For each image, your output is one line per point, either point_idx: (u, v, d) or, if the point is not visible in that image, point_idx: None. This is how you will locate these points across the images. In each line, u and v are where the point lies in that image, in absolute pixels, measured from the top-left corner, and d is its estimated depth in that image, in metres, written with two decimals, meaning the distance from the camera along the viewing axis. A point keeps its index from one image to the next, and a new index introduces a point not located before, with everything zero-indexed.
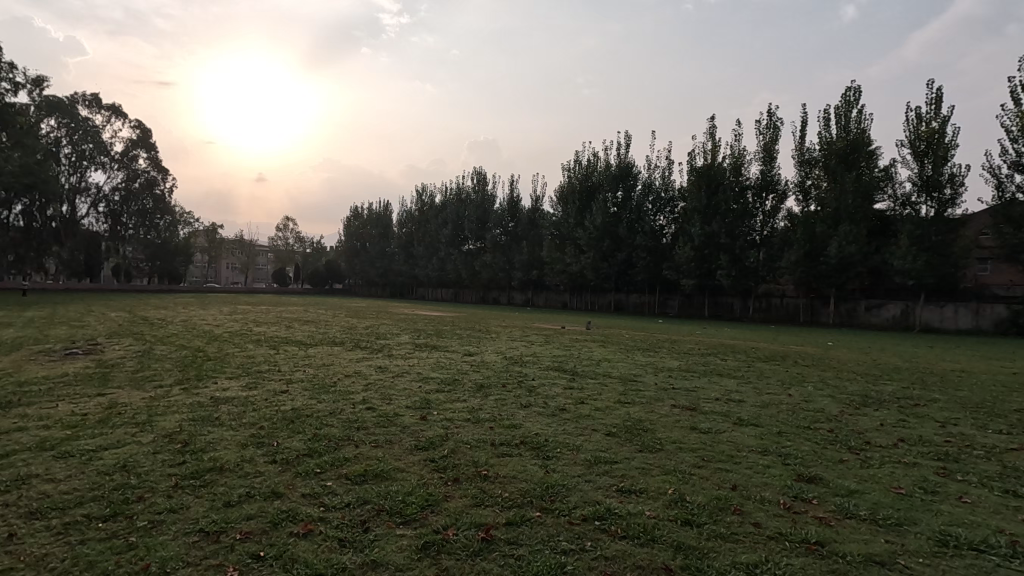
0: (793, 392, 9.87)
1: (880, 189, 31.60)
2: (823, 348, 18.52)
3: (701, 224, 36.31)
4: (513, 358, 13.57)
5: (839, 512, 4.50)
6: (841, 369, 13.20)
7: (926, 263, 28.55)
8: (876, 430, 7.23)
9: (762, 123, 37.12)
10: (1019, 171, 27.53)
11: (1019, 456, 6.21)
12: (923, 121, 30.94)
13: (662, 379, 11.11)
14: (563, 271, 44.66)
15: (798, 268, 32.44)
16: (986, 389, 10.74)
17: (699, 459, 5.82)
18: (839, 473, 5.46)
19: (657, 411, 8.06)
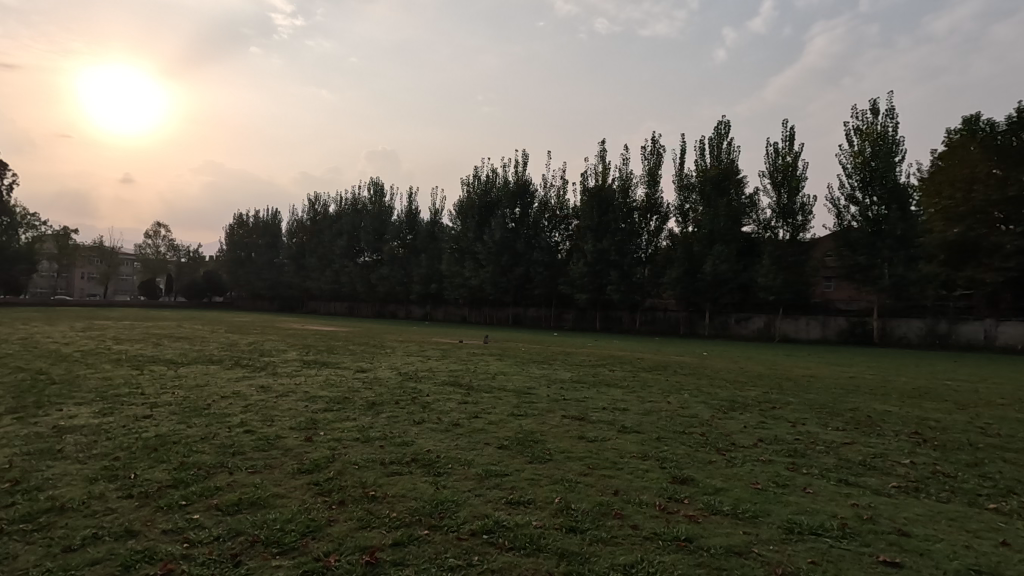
0: (671, 400, 10.65)
1: (746, 214, 35.32)
2: (700, 358, 20.15)
3: (593, 241, 38.25)
4: (408, 373, 13.32)
5: (707, 509, 4.91)
6: (713, 377, 14.45)
7: (783, 280, 32.24)
8: (740, 432, 8.00)
9: (647, 149, 40.10)
10: (853, 203, 32.11)
11: (851, 449, 7.17)
12: (780, 155, 35.15)
13: (554, 391, 11.44)
14: (463, 285, 44.72)
15: (679, 284, 35.09)
16: (829, 392, 12.28)
17: (585, 467, 6.07)
18: (708, 474, 5.94)
19: (549, 423, 8.31)
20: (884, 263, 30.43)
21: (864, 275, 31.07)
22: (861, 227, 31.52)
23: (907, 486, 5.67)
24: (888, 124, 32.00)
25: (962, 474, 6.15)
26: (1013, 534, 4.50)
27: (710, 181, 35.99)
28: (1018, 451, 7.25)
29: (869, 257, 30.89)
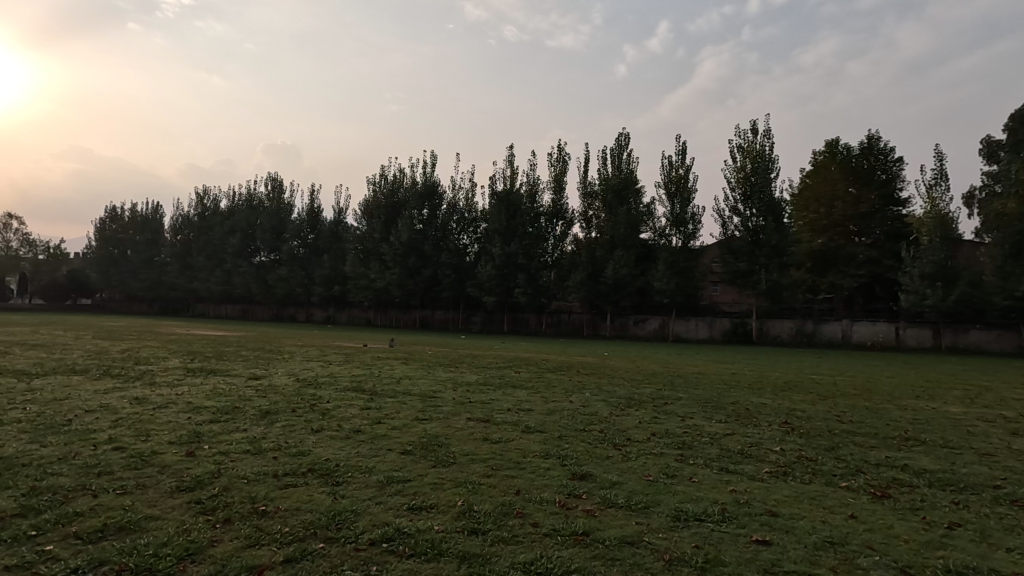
0: (574, 399, 11.02)
1: (644, 222, 37.49)
2: (602, 358, 20.99)
3: (501, 244, 38.75)
4: (307, 379, 12.63)
5: (603, 503, 5.12)
6: (613, 376, 15.12)
7: (676, 284, 34.56)
8: (635, 427, 8.45)
9: (553, 156, 41.33)
10: (736, 214, 35.15)
11: (732, 439, 7.81)
12: (674, 167, 37.71)
13: (461, 393, 11.41)
14: (368, 287, 43.37)
15: (583, 287, 36.41)
16: (715, 387, 13.31)
17: (489, 469, 6.11)
18: (606, 469, 6.21)
19: (453, 426, 8.27)
20: (761, 269, 33.56)
21: (745, 280, 34.08)
22: (742, 236, 34.55)
23: (777, 471, 6.28)
24: (765, 143, 35.41)
25: (821, 457, 6.93)
26: (860, 508, 5.13)
27: (612, 189, 37.82)
28: (866, 434, 8.32)
29: (749, 264, 33.93)
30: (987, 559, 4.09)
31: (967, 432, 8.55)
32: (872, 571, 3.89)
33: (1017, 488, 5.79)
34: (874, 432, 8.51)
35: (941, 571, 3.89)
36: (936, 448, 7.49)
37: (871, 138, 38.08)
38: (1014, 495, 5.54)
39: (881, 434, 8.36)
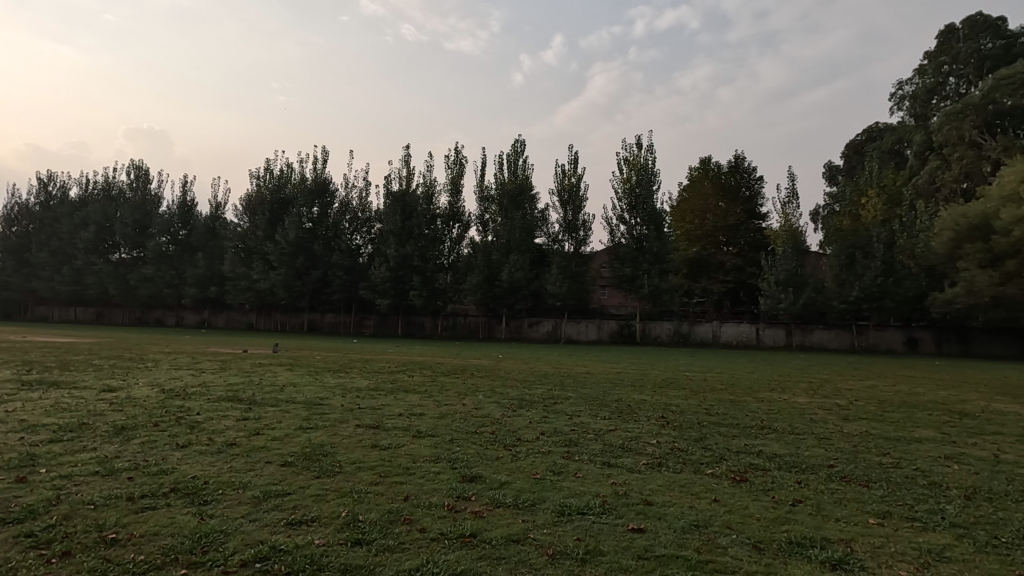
0: (466, 402, 11.03)
1: (538, 227, 38.64)
2: (496, 360, 21.24)
3: (396, 246, 37.98)
4: (172, 390, 11.40)
5: (491, 503, 5.18)
6: (505, 378, 15.34)
7: (567, 288, 35.94)
8: (525, 427, 8.67)
9: (451, 159, 41.24)
10: (622, 222, 37.34)
11: (615, 434, 8.27)
12: (566, 175, 39.29)
13: (349, 400, 10.96)
14: (249, 288, 40.34)
15: (478, 290, 36.61)
16: (600, 386, 14.00)
17: (376, 476, 5.93)
18: (494, 469, 6.29)
19: (340, 433, 7.93)
20: (644, 275, 35.91)
21: (630, 284, 36.27)
22: (628, 243, 36.78)
23: (653, 462, 6.76)
24: (648, 157, 38.03)
25: (691, 447, 7.56)
26: (722, 493, 5.65)
27: (508, 195, 38.59)
28: (729, 425, 9.20)
29: (634, 269, 36.16)
30: (820, 529, 4.70)
31: (809, 420, 9.78)
32: (729, 548, 4.31)
33: (845, 465, 6.73)
34: (736, 422, 9.44)
35: (784, 542, 4.41)
36: (784, 435, 8.49)
37: (737, 158, 42.38)
38: (843, 472, 6.42)
39: (742, 424, 9.29)
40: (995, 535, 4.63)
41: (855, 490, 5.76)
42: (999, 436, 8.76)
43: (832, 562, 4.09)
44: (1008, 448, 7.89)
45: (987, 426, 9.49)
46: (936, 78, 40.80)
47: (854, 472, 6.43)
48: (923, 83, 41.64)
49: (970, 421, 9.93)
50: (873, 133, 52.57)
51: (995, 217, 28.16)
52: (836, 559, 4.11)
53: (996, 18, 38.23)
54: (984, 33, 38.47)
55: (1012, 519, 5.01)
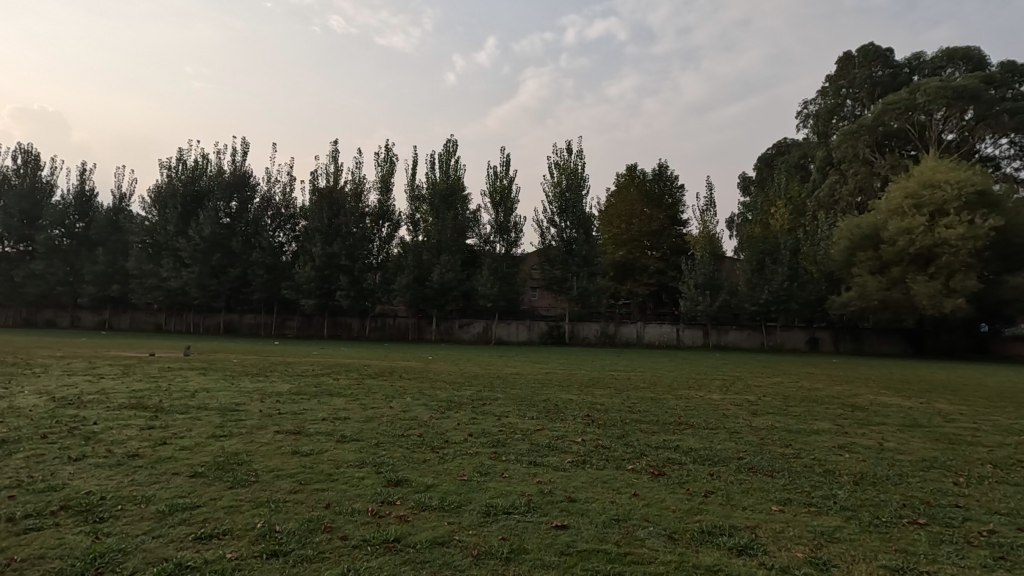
0: (394, 405, 10.83)
1: (470, 228, 38.61)
2: (425, 362, 20.98)
3: (322, 244, 36.65)
4: (64, 398, 10.35)
5: (416, 507, 5.12)
6: (435, 380, 15.19)
7: (498, 289, 36.12)
8: (454, 429, 8.64)
9: (381, 156, 40.32)
10: (552, 225, 38.03)
11: (542, 434, 8.40)
12: (498, 177, 39.52)
13: (269, 405, 10.43)
14: (158, 287, 37.46)
15: (408, 291, 36.00)
16: (529, 386, 14.17)
17: (296, 484, 5.70)
18: (421, 472, 6.22)
19: (257, 440, 7.53)
20: (573, 277, 36.72)
21: (559, 286, 37.01)
22: (558, 246, 37.51)
23: (577, 460, 6.93)
24: (578, 163, 38.98)
25: (614, 444, 7.83)
26: (641, 487, 5.90)
27: (440, 195, 38.29)
28: (649, 422, 9.63)
29: (563, 272, 36.92)
30: (728, 517, 5.02)
31: (723, 415, 10.41)
32: (646, 539, 4.50)
33: (753, 457, 7.22)
34: (657, 419, 9.90)
35: (696, 531, 4.66)
36: (700, 429, 8.99)
37: (661, 166, 44.42)
38: (750, 463, 6.88)
39: (662, 421, 9.74)
40: (878, 515, 5.14)
41: (761, 480, 6.19)
42: (884, 425, 9.74)
43: (738, 548, 4.38)
44: (890, 436, 8.77)
45: (873, 417, 10.52)
46: (835, 99, 44.69)
47: (760, 463, 6.91)
48: (824, 103, 45.48)
49: (860, 413, 10.96)
50: (782, 148, 56.75)
51: (883, 228, 31.25)
52: (742, 544, 4.40)
53: (885, 49, 42.48)
54: (875, 62, 42.63)
55: (892, 500, 5.58)
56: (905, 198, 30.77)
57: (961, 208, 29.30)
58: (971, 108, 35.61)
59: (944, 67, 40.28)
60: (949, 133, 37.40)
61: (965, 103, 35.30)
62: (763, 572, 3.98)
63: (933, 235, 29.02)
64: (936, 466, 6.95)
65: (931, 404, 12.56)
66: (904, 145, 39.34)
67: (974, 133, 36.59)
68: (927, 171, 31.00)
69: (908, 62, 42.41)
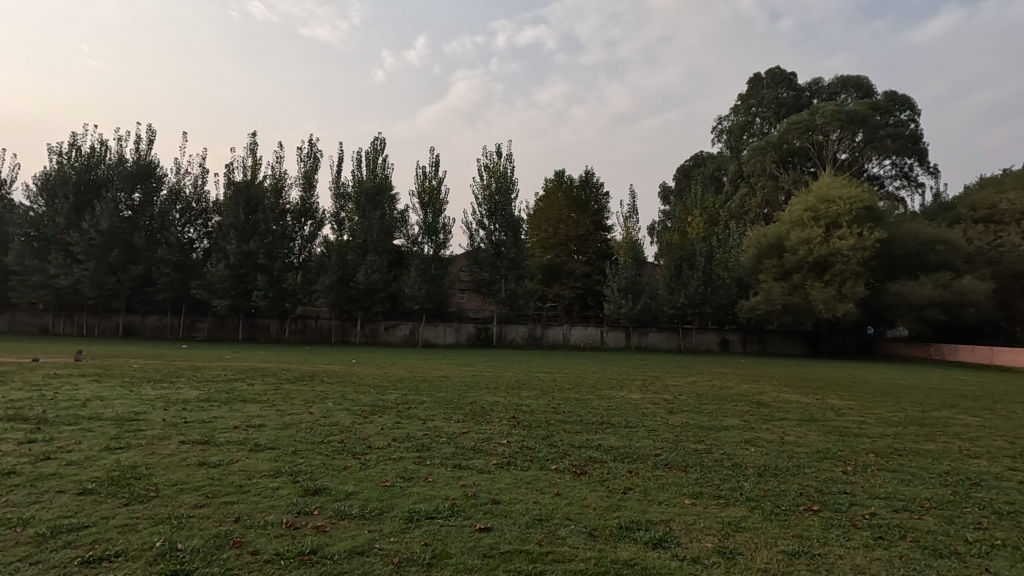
0: (313, 410, 10.39)
1: (397, 228, 37.88)
2: (348, 365, 20.34)
3: (237, 242, 34.59)
4: None
5: (335, 516, 4.93)
6: (358, 384, 14.71)
7: (426, 291, 35.64)
8: (377, 434, 8.41)
9: (303, 151, 38.67)
10: (481, 227, 38.08)
11: (467, 437, 8.37)
12: (427, 178, 39.05)
13: (174, 414, 9.68)
14: (44, 285, 33.80)
15: (331, 292, 34.73)
16: (456, 389, 14.07)
17: (202, 497, 5.33)
18: (341, 480, 6.00)
19: (159, 452, 6.97)
20: (502, 280, 36.94)
21: (488, 289, 37.11)
22: (486, 249, 37.58)
23: (502, 461, 6.96)
24: (508, 166, 39.26)
25: (538, 445, 7.95)
26: (563, 486, 6.01)
27: (366, 193, 37.26)
28: (573, 422, 9.86)
29: (492, 274, 37.03)
30: (645, 512, 5.23)
31: (642, 413, 10.84)
32: (567, 538, 4.59)
33: (669, 453, 7.57)
34: (580, 419, 10.15)
35: (615, 527, 4.81)
36: (621, 428, 9.32)
37: (587, 173, 45.78)
38: (667, 460, 7.20)
39: (585, 421, 10.01)
40: (778, 503, 5.54)
41: (676, 475, 6.49)
42: (785, 420, 10.53)
43: (653, 541, 4.56)
44: (790, 430, 9.50)
45: (776, 413, 11.35)
46: (746, 117, 47.90)
47: (675, 459, 7.26)
48: (736, 120, 48.61)
49: (765, 409, 11.79)
50: (698, 160, 60.10)
51: (786, 238, 33.85)
52: (657, 538, 4.59)
53: (789, 73, 46.07)
54: (781, 84, 46.13)
55: (791, 489, 6.04)
56: (805, 211, 33.53)
57: (851, 221, 32.32)
58: (861, 131, 39.37)
59: (839, 92, 44.28)
60: (842, 153, 41.14)
61: (856, 126, 38.97)
62: (675, 563, 4.17)
63: (828, 246, 31.82)
64: (829, 457, 7.60)
65: (825, 399, 13.73)
66: (804, 162, 42.82)
67: (863, 154, 40.48)
68: (824, 187, 33.92)
69: (809, 87, 46.22)
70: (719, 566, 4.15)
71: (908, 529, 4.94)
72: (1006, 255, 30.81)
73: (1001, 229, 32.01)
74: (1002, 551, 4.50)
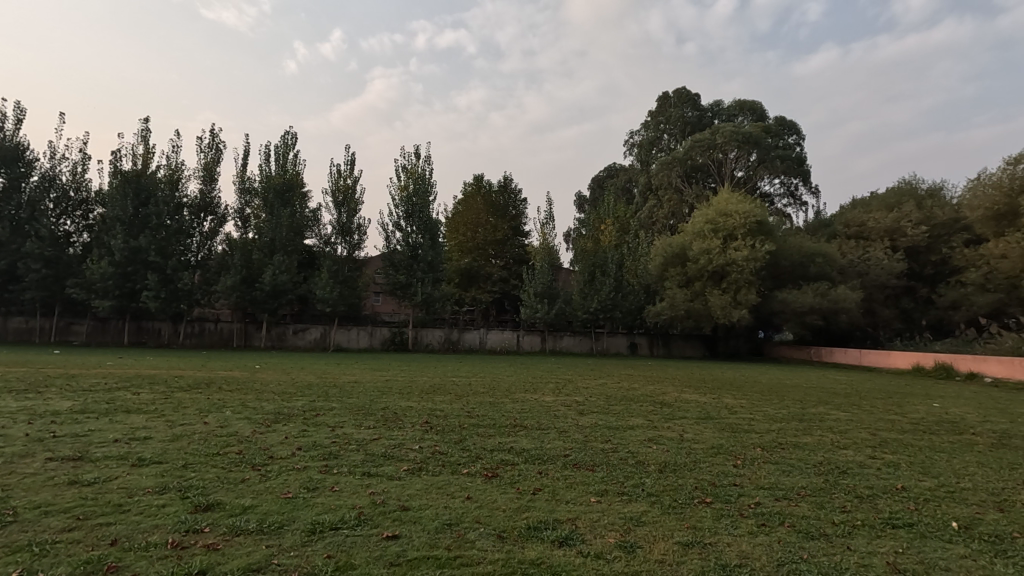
0: (209, 420, 9.66)
1: (308, 227, 36.33)
2: (250, 371, 19.08)
3: (124, 237, 31.49)
4: None
5: (229, 533, 4.61)
6: (261, 390, 13.90)
7: (339, 294, 34.29)
8: (280, 443, 7.97)
9: (204, 141, 36.02)
10: (398, 229, 37.36)
11: (377, 443, 8.15)
12: (341, 176, 37.73)
13: (42, 427, 8.63)
14: None
15: (233, 293, 32.55)
16: (366, 394, 13.68)
17: (73, 520, 4.79)
18: (237, 494, 5.63)
19: (20, 471, 6.18)
20: (418, 283, 36.33)
21: (403, 292, 36.37)
22: (402, 251, 36.87)
23: (413, 467, 6.86)
24: (426, 168, 38.80)
25: (450, 449, 7.92)
26: (474, 490, 6.02)
27: (274, 189, 35.29)
28: (486, 425, 9.90)
29: (408, 277, 36.36)
30: (553, 512, 5.35)
31: (554, 416, 11.12)
32: (476, 541, 4.61)
33: (578, 453, 7.82)
34: (493, 422, 10.21)
35: (524, 528, 4.89)
36: (532, 430, 9.51)
37: (506, 179, 46.40)
38: (576, 460, 7.42)
39: (498, 424, 10.10)
40: (675, 498, 5.88)
41: (583, 474, 6.72)
42: (685, 418, 11.24)
43: (559, 540, 4.68)
44: (688, 428, 10.12)
45: (677, 412, 12.07)
46: (655, 132, 50.63)
47: (582, 458, 7.51)
48: (646, 135, 51.30)
49: (666, 409, 12.49)
50: (612, 172, 62.88)
51: (689, 248, 36.14)
52: (564, 536, 4.72)
53: (694, 94, 49.38)
54: (686, 104, 49.31)
55: (687, 483, 6.46)
56: (706, 223, 36.06)
57: (745, 234, 35.13)
58: (755, 151, 42.95)
59: (736, 114, 48.07)
60: (739, 171, 44.61)
61: (750, 147, 42.46)
62: (579, 559, 4.30)
63: (725, 256, 34.37)
64: (722, 452, 8.20)
65: (721, 398, 14.76)
66: (706, 177, 45.94)
67: (756, 172, 44.18)
68: (723, 202, 36.62)
69: (711, 108, 49.78)
70: (620, 559, 4.33)
71: (786, 516, 5.42)
72: (872, 267, 34.81)
73: (869, 245, 36.13)
74: (861, 531, 5.08)
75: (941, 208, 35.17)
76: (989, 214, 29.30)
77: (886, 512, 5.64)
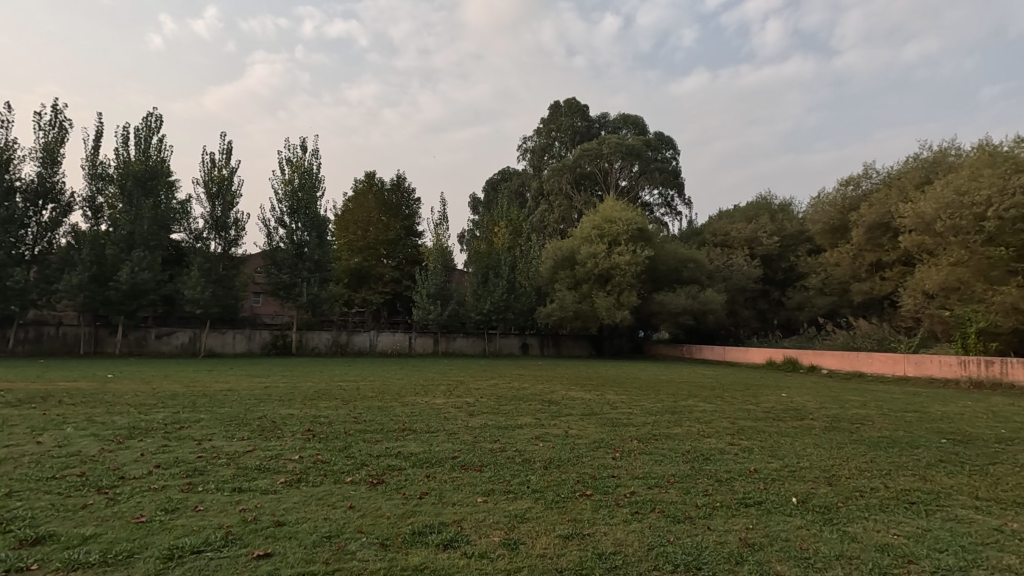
0: (44, 440, 8.32)
1: (175, 221, 32.92)
2: (101, 381, 16.81)
3: None
4: None
5: (63, 568, 4.03)
6: (115, 402, 12.33)
7: (211, 294, 31.44)
8: (134, 461, 7.11)
9: (43, 117, 31.16)
10: (281, 225, 35.09)
11: (251, 455, 7.57)
12: (216, 166, 34.63)
13: None
14: None
15: (80, 292, 28.54)
16: (241, 403, 12.62)
17: None
18: (77, 522, 4.94)
19: None
20: (303, 283, 34.28)
21: (286, 292, 34.17)
22: (286, 249, 34.68)
23: (291, 479, 6.45)
24: (313, 162, 36.86)
25: (334, 457, 7.57)
26: (357, 498, 5.81)
27: (133, 176, 31.51)
28: (373, 431, 9.55)
29: (292, 277, 34.25)
30: (439, 515, 5.31)
31: (444, 418, 11.03)
32: (357, 551, 4.43)
33: (466, 454, 7.84)
34: (381, 428, 9.90)
35: (407, 534, 4.79)
36: (420, 434, 9.38)
37: (399, 177, 45.39)
38: (463, 461, 7.43)
39: (386, 428, 9.82)
40: (558, 492, 6.10)
41: (470, 475, 6.74)
42: (570, 416, 11.67)
43: (444, 542, 4.66)
44: (572, 425, 10.55)
45: (562, 410, 12.50)
46: (547, 139, 52.26)
47: (471, 460, 7.53)
48: (538, 141, 52.80)
49: (553, 407, 12.88)
50: (506, 175, 64.05)
51: (577, 252, 37.81)
52: (448, 539, 4.69)
53: (583, 105, 51.80)
54: (576, 114, 51.55)
55: (569, 478, 6.72)
56: (593, 229, 37.95)
57: (627, 240, 37.44)
58: (636, 163, 45.97)
59: (621, 127, 51.15)
60: (623, 180, 47.41)
61: (633, 158, 45.39)
62: (463, 561, 4.31)
63: (610, 260, 36.39)
64: (603, 446, 8.66)
65: (605, 395, 15.52)
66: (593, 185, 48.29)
67: (638, 182, 47.29)
68: (608, 209, 38.73)
69: (598, 119, 52.49)
70: (503, 557, 4.40)
71: (657, 503, 5.83)
72: (735, 272, 38.70)
73: (732, 253, 40.17)
74: (719, 511, 5.61)
75: (789, 222, 40.01)
76: (827, 228, 33.80)
77: (741, 493, 6.28)
